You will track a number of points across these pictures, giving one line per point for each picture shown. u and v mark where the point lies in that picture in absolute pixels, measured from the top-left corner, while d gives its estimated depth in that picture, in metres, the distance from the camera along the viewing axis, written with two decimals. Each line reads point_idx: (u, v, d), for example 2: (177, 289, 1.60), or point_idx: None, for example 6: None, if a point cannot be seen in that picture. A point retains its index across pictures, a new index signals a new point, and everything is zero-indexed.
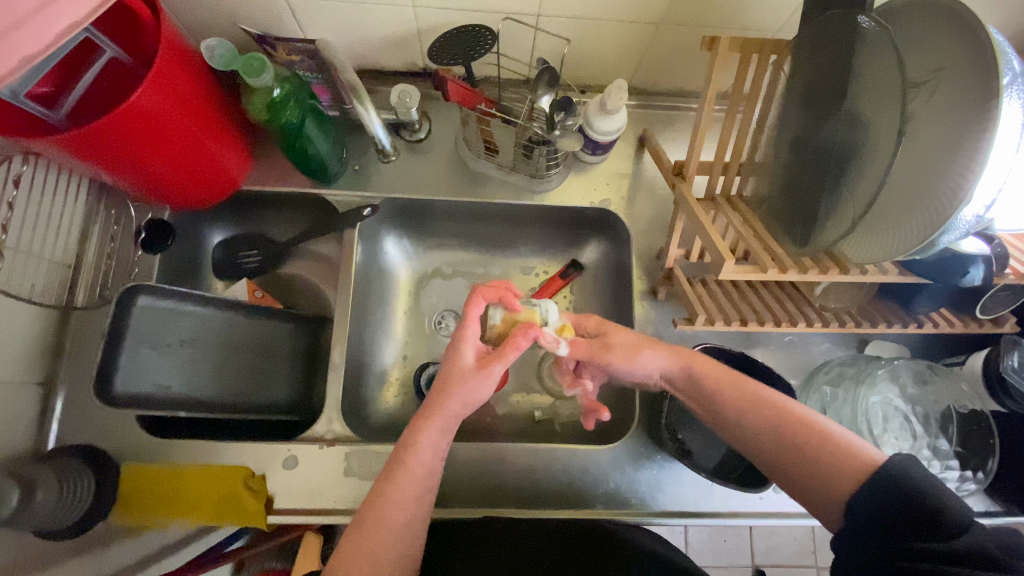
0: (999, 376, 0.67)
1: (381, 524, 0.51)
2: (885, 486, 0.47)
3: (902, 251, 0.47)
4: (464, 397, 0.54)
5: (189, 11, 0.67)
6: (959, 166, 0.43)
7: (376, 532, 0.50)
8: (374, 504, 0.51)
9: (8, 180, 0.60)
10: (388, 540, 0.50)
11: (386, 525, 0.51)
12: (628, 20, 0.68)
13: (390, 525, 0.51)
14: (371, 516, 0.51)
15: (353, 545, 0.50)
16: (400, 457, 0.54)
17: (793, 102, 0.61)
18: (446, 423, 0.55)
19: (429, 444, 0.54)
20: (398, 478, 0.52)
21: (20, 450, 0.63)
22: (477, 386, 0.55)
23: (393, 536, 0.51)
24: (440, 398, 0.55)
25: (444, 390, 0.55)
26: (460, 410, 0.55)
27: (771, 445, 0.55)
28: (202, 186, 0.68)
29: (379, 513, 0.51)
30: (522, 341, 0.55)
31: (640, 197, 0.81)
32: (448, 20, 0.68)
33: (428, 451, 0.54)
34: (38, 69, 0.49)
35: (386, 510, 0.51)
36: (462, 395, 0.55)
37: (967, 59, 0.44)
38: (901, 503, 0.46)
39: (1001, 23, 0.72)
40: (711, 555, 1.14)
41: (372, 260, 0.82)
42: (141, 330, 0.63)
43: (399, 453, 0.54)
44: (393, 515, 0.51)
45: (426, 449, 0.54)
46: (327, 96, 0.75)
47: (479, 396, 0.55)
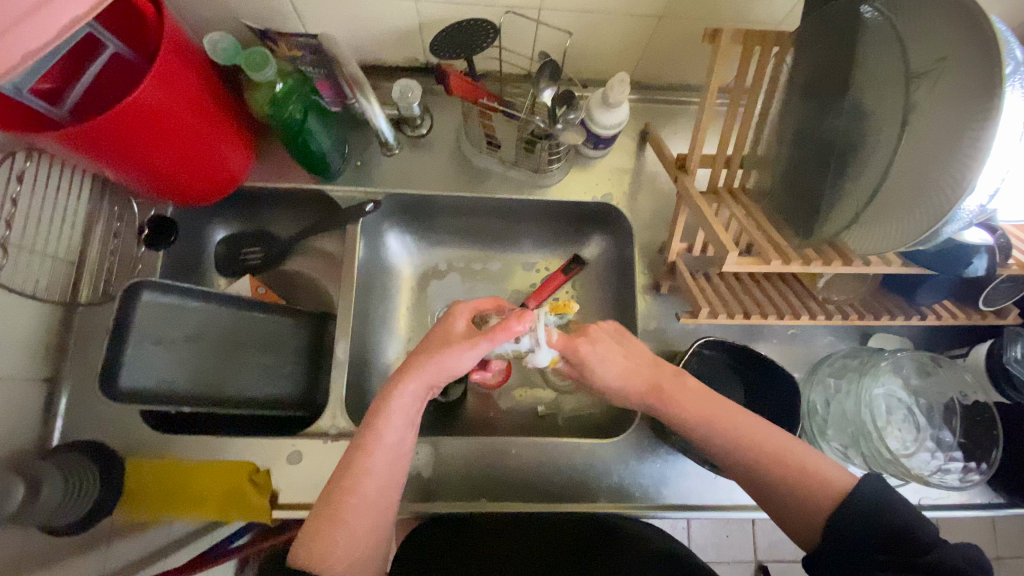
0: (1002, 366, 0.68)
1: (351, 496, 0.50)
2: (862, 503, 0.48)
3: (906, 241, 0.47)
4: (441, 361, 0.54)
5: (191, 7, 0.67)
6: (961, 156, 0.43)
7: (347, 506, 0.50)
8: (346, 476, 0.51)
9: (12, 177, 0.60)
10: (359, 513, 0.50)
11: (357, 498, 0.50)
12: (630, 14, 0.68)
13: (365, 498, 0.51)
14: (343, 486, 0.50)
15: (321, 517, 0.49)
16: (371, 425, 0.53)
17: (796, 94, 0.61)
18: (416, 391, 0.54)
19: (401, 409, 0.54)
20: (369, 446, 0.52)
21: (24, 447, 0.63)
22: (459, 352, 0.55)
23: (364, 511, 0.50)
24: (420, 359, 0.55)
25: (429, 353, 0.55)
26: (437, 376, 0.55)
27: (766, 441, 0.54)
28: (203, 182, 0.68)
29: (351, 483, 0.51)
30: (516, 326, 0.56)
31: (642, 190, 0.81)
32: (450, 14, 0.68)
33: (398, 421, 0.53)
34: (40, 65, 0.50)
35: (358, 480, 0.51)
36: (440, 362, 0.55)
37: (969, 47, 0.43)
38: (874, 521, 0.47)
39: (1003, 13, 0.72)
40: (714, 551, 1.14)
41: (374, 256, 0.82)
42: (145, 326, 0.64)
43: (369, 420, 0.53)
44: (366, 485, 0.51)
45: (396, 416, 0.53)
46: (330, 92, 0.73)
47: (458, 365, 0.55)
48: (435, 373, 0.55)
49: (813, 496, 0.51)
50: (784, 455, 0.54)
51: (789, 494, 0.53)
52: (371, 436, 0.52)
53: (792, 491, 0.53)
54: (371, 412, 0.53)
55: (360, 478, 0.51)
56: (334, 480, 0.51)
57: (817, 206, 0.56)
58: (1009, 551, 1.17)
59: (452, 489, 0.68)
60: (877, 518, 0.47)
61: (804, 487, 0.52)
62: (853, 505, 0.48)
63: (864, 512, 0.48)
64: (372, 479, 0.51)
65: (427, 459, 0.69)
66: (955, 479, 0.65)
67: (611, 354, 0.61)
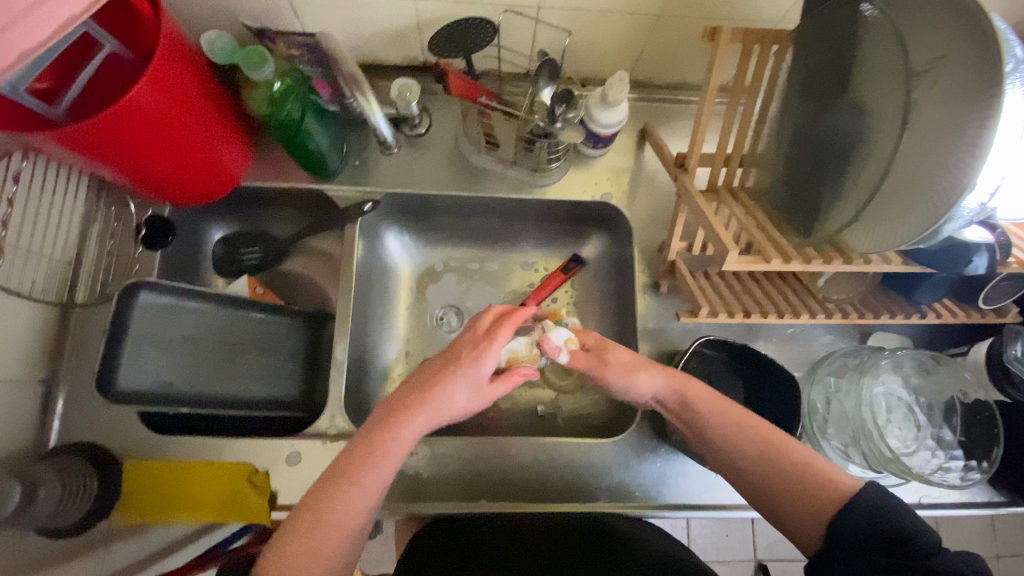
0: (1002, 364, 0.68)
1: (334, 521, 0.47)
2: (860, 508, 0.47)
3: (907, 239, 0.46)
4: (442, 394, 0.55)
5: (188, 6, 0.67)
6: (963, 153, 0.43)
7: (324, 535, 0.47)
8: (325, 506, 0.48)
9: (8, 177, 0.59)
10: (336, 543, 0.47)
11: (338, 527, 0.47)
12: (629, 12, 0.68)
13: (346, 527, 0.48)
14: (322, 507, 0.48)
15: (295, 541, 0.46)
16: (371, 445, 0.51)
17: (796, 93, 0.61)
18: (417, 431, 0.53)
19: (402, 441, 0.52)
20: (362, 481, 0.49)
21: (21, 448, 0.63)
22: (458, 389, 0.56)
23: (341, 539, 0.47)
24: (425, 394, 0.55)
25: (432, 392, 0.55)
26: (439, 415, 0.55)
27: (768, 446, 0.54)
28: (198, 182, 0.68)
29: (335, 505, 0.48)
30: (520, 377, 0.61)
31: (642, 190, 0.81)
32: (449, 13, 0.68)
33: (395, 454, 0.52)
34: (37, 65, 0.49)
35: (342, 509, 0.48)
36: (441, 400, 0.55)
37: (972, 44, 0.43)
38: (879, 520, 0.46)
39: (1003, 11, 0.72)
40: (713, 551, 1.14)
41: (373, 256, 0.82)
42: (143, 328, 0.64)
43: (362, 450, 0.51)
44: (348, 513, 0.48)
45: (400, 441, 0.52)
46: (328, 91, 0.71)
47: (456, 404, 0.56)
48: (434, 411, 0.54)
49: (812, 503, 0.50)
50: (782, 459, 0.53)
51: (791, 507, 0.52)
52: (365, 469, 0.50)
53: (791, 506, 0.52)
54: (366, 441, 0.52)
55: (342, 512, 0.48)
56: (309, 507, 0.48)
57: (817, 204, 0.56)
58: (1007, 549, 1.17)
59: (452, 490, 0.68)
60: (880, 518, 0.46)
61: (803, 496, 0.51)
62: (856, 505, 0.47)
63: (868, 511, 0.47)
64: (351, 510, 0.48)
65: (426, 459, 0.69)
66: (957, 477, 0.65)
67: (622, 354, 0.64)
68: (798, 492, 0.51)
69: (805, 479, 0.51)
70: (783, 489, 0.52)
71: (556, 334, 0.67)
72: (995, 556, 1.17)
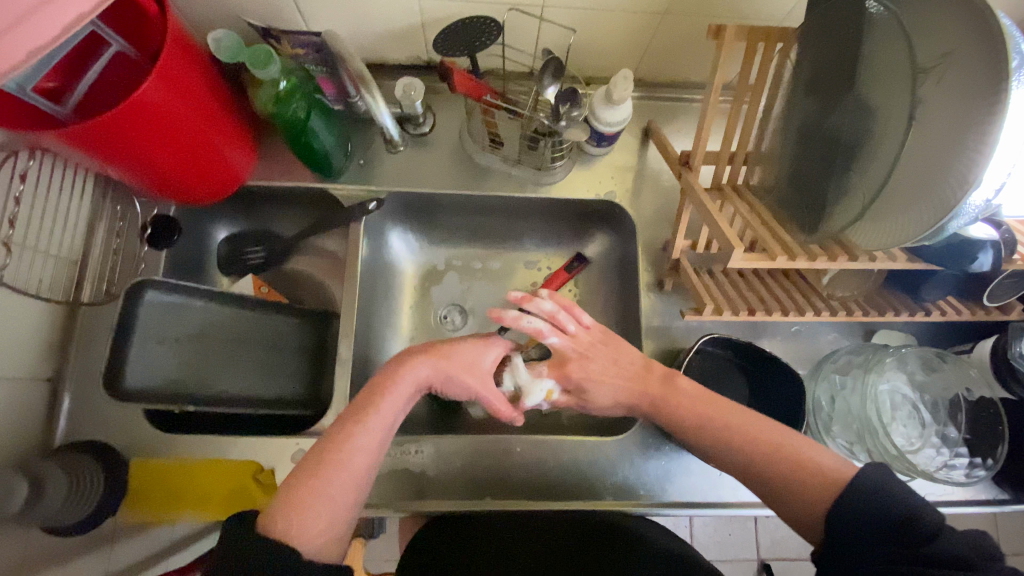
0: (1007, 362, 0.68)
1: (339, 468, 0.50)
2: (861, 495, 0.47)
3: (913, 236, 0.46)
4: (459, 352, 0.60)
5: (194, 5, 0.67)
6: (968, 148, 0.43)
7: (331, 478, 0.49)
8: (331, 449, 0.51)
9: (14, 176, 0.59)
10: (343, 486, 0.50)
11: (345, 472, 0.50)
12: (633, 10, 0.68)
13: (350, 470, 0.50)
14: (328, 458, 0.50)
15: (305, 485, 0.48)
16: (374, 402, 0.54)
17: (801, 90, 0.61)
18: (420, 379, 0.57)
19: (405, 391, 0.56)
20: (366, 422, 0.53)
21: (27, 446, 0.63)
22: (481, 350, 0.62)
23: (348, 484, 0.50)
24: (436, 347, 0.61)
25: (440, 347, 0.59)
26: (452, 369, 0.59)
27: (771, 451, 0.54)
28: (205, 181, 0.68)
29: (337, 448, 0.51)
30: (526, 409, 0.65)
31: (646, 188, 0.81)
32: (454, 12, 0.68)
33: (398, 401, 0.55)
34: (44, 63, 0.49)
35: (349, 455, 0.51)
36: (457, 358, 0.60)
37: (977, 41, 0.43)
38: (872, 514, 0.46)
39: (1008, 9, 0.72)
40: (716, 549, 1.14)
41: (377, 254, 0.82)
42: (150, 324, 0.65)
43: (364, 402, 0.54)
44: (354, 460, 0.51)
45: (404, 387, 0.56)
46: (331, 90, 0.75)
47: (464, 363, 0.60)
48: (447, 366, 0.59)
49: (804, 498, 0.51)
50: (779, 452, 0.54)
51: (782, 497, 0.52)
52: (369, 412, 0.53)
53: (789, 496, 0.52)
54: (375, 389, 0.55)
55: (350, 453, 0.51)
56: (318, 451, 0.51)
57: (822, 202, 0.56)
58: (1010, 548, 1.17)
59: (457, 487, 0.68)
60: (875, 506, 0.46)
61: (800, 486, 0.51)
62: (854, 496, 0.48)
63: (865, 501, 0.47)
64: (357, 453, 0.51)
65: (430, 458, 0.69)
66: (961, 474, 0.65)
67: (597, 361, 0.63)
68: (794, 482, 0.52)
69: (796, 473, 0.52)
70: (779, 483, 0.53)
71: (533, 396, 0.63)
72: None
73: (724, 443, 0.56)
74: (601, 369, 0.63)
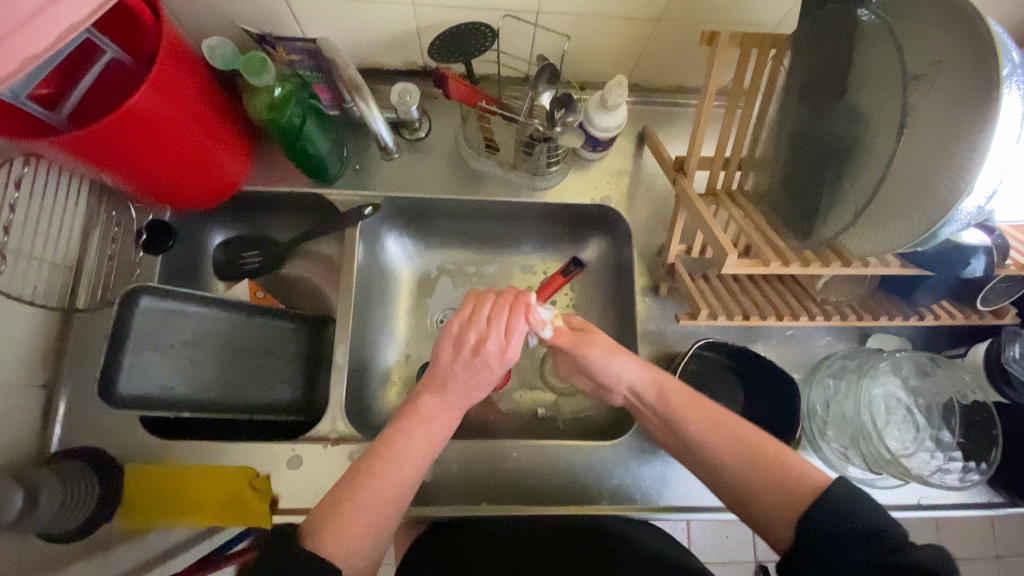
0: (1000, 366, 0.68)
1: (383, 490, 0.51)
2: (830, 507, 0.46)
3: (905, 243, 0.47)
4: (468, 386, 0.58)
5: (188, 11, 0.67)
6: (960, 156, 0.43)
7: (375, 499, 0.50)
8: (376, 471, 0.52)
9: (9, 182, 0.60)
10: (387, 507, 0.51)
11: (390, 493, 0.51)
12: (627, 16, 0.68)
13: (394, 491, 0.52)
14: (371, 477, 0.51)
15: (349, 500, 0.50)
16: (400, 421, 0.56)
17: (794, 97, 0.61)
18: (453, 418, 0.58)
19: (440, 416, 0.57)
20: (395, 440, 0.54)
21: (23, 453, 0.63)
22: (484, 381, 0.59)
23: (392, 504, 0.51)
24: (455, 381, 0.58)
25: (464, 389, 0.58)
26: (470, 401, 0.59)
27: (761, 458, 0.53)
28: (201, 186, 0.68)
29: (377, 471, 0.52)
30: None
31: (640, 193, 0.82)
32: (448, 18, 0.68)
33: (436, 423, 0.57)
34: (38, 72, 0.49)
35: (390, 477, 0.52)
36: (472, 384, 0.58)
37: (967, 51, 0.43)
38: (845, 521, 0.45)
39: (998, 15, 0.72)
40: (713, 551, 1.14)
41: (374, 259, 0.82)
42: (144, 331, 0.64)
43: (406, 421, 0.56)
44: (395, 482, 0.52)
45: (437, 421, 0.57)
46: (327, 95, 0.76)
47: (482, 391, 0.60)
48: (466, 394, 0.58)
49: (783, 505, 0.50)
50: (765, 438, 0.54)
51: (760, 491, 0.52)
52: (404, 435, 0.55)
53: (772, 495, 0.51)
54: (412, 408, 0.57)
55: (393, 475, 0.52)
56: (360, 470, 0.52)
57: (816, 207, 0.56)
58: (1008, 549, 1.18)
59: (453, 492, 0.68)
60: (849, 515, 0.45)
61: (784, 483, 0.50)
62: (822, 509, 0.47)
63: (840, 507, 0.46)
64: (402, 476, 0.53)
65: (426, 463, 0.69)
66: (956, 479, 0.65)
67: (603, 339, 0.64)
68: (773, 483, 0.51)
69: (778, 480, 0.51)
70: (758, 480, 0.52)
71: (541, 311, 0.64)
72: (995, 556, 1.17)
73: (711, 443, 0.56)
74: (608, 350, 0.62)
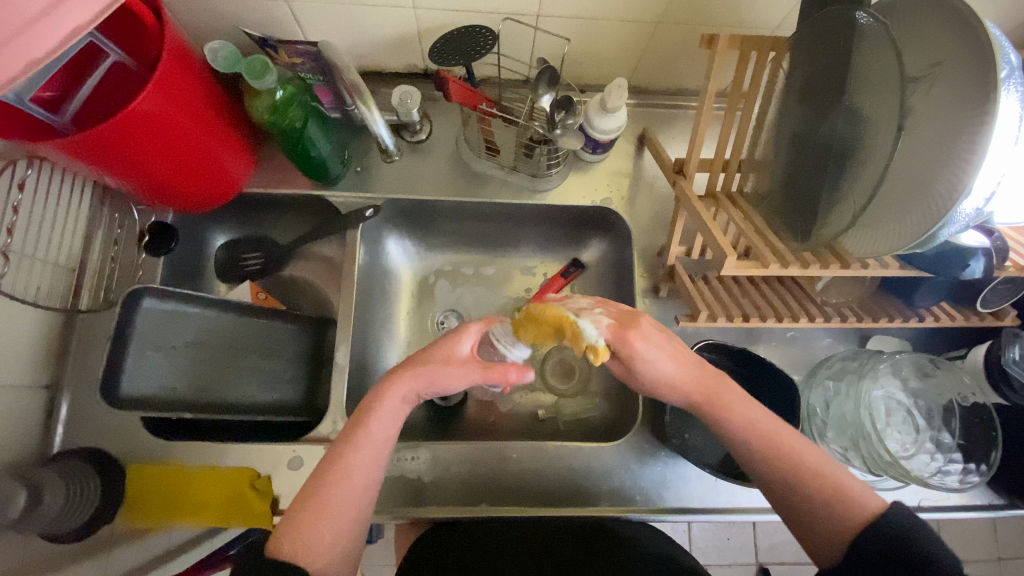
0: (1000, 368, 0.68)
1: (338, 486, 0.50)
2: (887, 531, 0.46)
3: (903, 244, 0.47)
4: (431, 375, 0.54)
5: (190, 14, 0.68)
6: (958, 158, 0.43)
7: (332, 495, 0.50)
8: (333, 469, 0.51)
9: (13, 185, 0.60)
10: (345, 502, 0.50)
11: (345, 488, 0.51)
12: (627, 19, 0.69)
13: (351, 488, 0.51)
14: (329, 475, 0.51)
15: (310, 506, 0.49)
16: (363, 420, 0.53)
17: (793, 99, 0.61)
18: (402, 395, 0.54)
19: (390, 412, 0.54)
20: (358, 441, 0.52)
21: (26, 453, 0.64)
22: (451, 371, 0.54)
23: (350, 501, 0.50)
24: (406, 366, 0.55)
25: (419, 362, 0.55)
26: (425, 384, 0.54)
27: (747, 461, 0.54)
28: (203, 187, 0.68)
29: (337, 471, 0.51)
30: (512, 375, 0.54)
31: (641, 195, 0.82)
32: (450, 21, 0.69)
33: (387, 416, 0.53)
34: (42, 74, 0.50)
35: (348, 472, 0.51)
36: (430, 372, 0.54)
37: (965, 53, 0.44)
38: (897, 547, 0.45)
39: (998, 17, 0.73)
40: (715, 554, 1.14)
41: (374, 261, 0.82)
42: (146, 332, 0.64)
43: (377, 421, 0.53)
44: (353, 478, 0.51)
45: (386, 412, 0.53)
46: (329, 98, 0.77)
47: (440, 377, 0.54)
48: (422, 385, 0.54)
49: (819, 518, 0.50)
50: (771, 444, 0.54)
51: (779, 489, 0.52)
52: (365, 434, 0.52)
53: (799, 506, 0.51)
54: (366, 403, 0.54)
55: (351, 474, 0.51)
56: (318, 471, 0.51)
57: (815, 210, 0.56)
58: (1010, 551, 1.18)
59: (454, 493, 0.68)
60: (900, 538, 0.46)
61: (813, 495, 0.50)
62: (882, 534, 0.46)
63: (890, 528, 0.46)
64: (363, 477, 0.51)
65: (427, 464, 0.69)
66: (956, 480, 0.65)
67: (652, 330, 0.57)
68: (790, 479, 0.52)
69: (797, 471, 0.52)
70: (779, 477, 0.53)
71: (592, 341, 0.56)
72: (997, 558, 1.17)
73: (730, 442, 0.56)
74: (660, 343, 0.57)
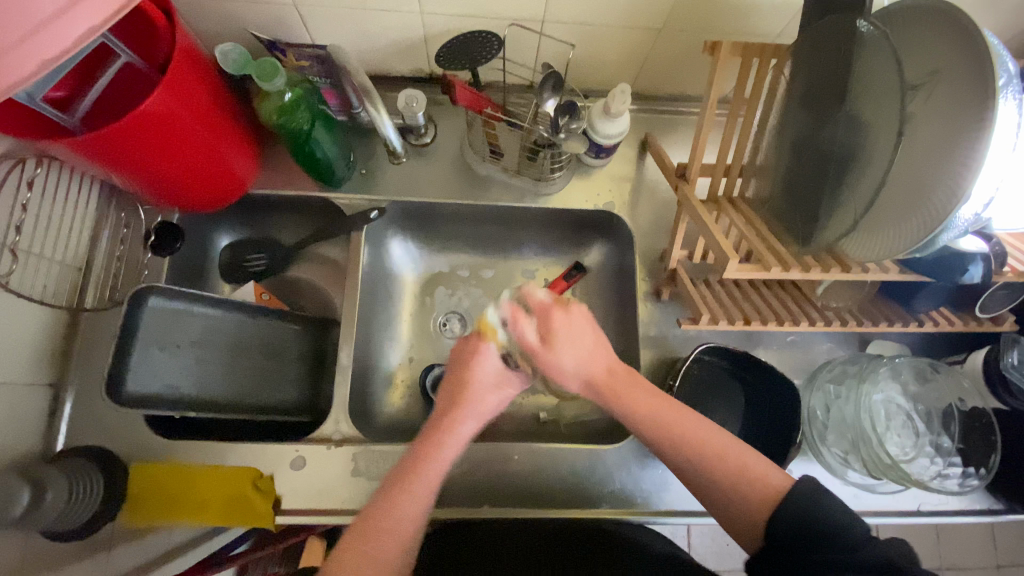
0: (999, 372, 0.69)
1: (383, 534, 0.50)
2: (797, 504, 0.48)
3: (902, 248, 0.48)
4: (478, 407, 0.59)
5: (200, 17, 0.68)
6: (956, 164, 0.44)
7: (379, 542, 0.49)
8: (380, 515, 0.51)
9: (23, 183, 0.61)
10: (390, 553, 0.49)
11: (391, 536, 0.50)
12: (631, 26, 0.70)
13: (396, 537, 0.50)
14: (371, 523, 0.50)
15: (353, 550, 0.49)
16: (410, 467, 0.54)
17: (794, 104, 0.62)
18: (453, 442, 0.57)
19: (440, 457, 0.55)
20: (407, 487, 0.53)
21: (30, 450, 0.64)
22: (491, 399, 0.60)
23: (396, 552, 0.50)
24: (450, 397, 0.60)
25: (460, 401, 0.59)
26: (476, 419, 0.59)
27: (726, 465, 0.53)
28: (209, 188, 0.69)
29: (380, 522, 0.50)
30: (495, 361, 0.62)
31: (643, 199, 0.82)
32: (457, 26, 0.70)
33: (438, 462, 0.55)
34: (54, 73, 0.50)
35: (394, 521, 0.51)
36: (479, 405, 0.59)
37: (962, 61, 0.45)
38: (812, 519, 0.46)
39: (996, 27, 0.74)
40: (714, 559, 1.15)
41: (379, 263, 0.83)
42: (152, 330, 0.63)
43: (414, 460, 0.55)
44: (398, 525, 0.51)
45: (437, 461, 0.55)
46: (336, 100, 0.76)
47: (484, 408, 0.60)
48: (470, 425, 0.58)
49: (749, 501, 0.50)
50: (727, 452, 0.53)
51: (727, 513, 0.52)
52: (411, 478, 0.53)
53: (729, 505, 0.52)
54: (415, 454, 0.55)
55: (396, 519, 0.51)
56: (363, 519, 0.51)
57: (816, 214, 0.57)
58: (1008, 558, 1.18)
59: (458, 495, 0.68)
60: (814, 513, 0.47)
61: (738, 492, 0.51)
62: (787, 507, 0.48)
63: (804, 506, 0.48)
64: (406, 518, 0.51)
65: None
66: (955, 484, 0.66)
67: (578, 329, 0.60)
68: (735, 493, 0.51)
69: (748, 481, 0.51)
70: (724, 509, 0.52)
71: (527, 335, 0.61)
72: (996, 566, 1.17)
73: (722, 496, 0.52)
74: (583, 343, 0.60)
